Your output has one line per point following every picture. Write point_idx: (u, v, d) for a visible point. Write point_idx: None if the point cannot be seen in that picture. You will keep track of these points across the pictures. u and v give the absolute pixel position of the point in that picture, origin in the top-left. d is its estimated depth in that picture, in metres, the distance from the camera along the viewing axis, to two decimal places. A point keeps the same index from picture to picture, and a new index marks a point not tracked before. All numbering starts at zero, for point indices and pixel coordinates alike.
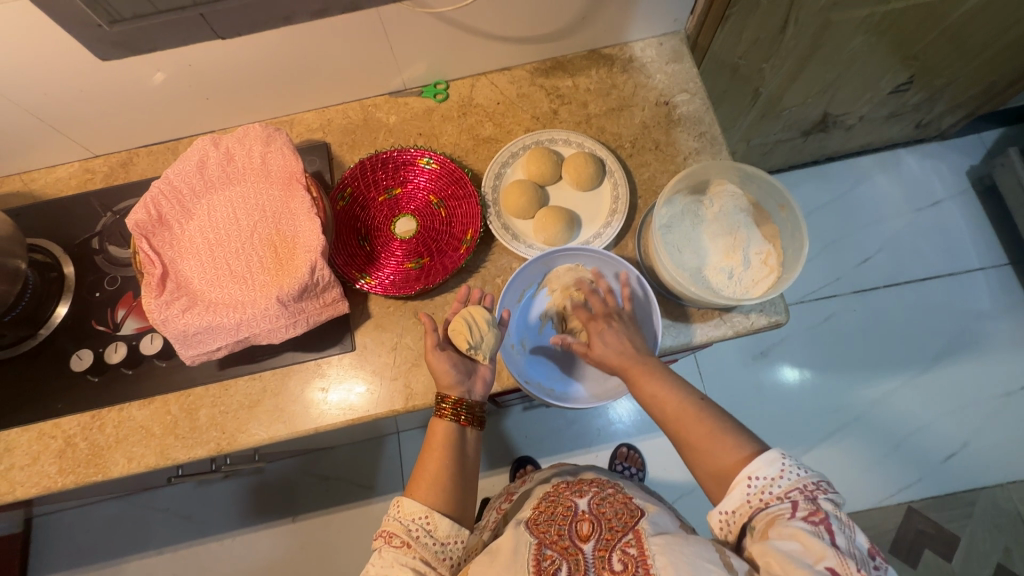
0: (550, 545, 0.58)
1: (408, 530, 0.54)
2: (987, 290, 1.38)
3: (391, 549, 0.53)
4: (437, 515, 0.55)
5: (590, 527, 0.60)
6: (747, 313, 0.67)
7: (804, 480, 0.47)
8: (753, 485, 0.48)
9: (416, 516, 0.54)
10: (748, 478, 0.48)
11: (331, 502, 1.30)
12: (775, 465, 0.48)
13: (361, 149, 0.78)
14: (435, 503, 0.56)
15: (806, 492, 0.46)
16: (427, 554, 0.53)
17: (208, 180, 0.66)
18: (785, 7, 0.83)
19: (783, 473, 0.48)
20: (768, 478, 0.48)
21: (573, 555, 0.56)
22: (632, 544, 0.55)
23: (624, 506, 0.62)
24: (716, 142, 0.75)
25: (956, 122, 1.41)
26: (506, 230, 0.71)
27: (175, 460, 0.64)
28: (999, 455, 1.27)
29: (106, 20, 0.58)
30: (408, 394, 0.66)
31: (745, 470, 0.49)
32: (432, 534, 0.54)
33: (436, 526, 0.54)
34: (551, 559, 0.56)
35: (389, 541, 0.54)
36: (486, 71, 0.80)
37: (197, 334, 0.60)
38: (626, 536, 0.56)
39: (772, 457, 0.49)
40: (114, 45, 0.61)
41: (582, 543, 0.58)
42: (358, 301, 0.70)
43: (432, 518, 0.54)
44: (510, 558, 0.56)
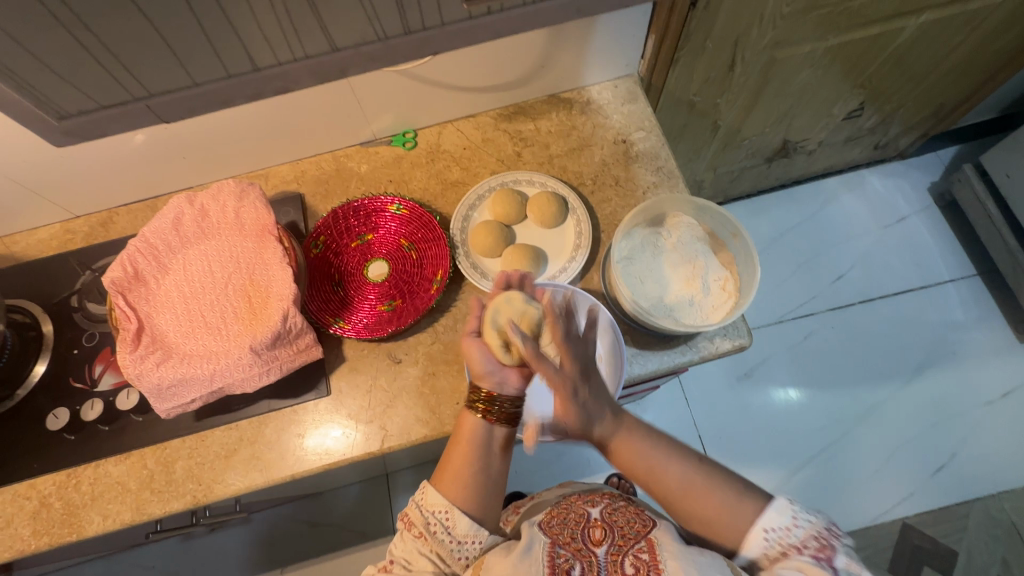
0: (564, 545, 0.61)
1: (428, 522, 0.58)
2: (959, 301, 1.41)
3: (410, 535, 0.58)
4: (458, 513, 0.58)
5: (603, 533, 0.62)
6: (711, 338, 0.68)
7: (816, 527, 0.54)
8: (771, 536, 0.55)
9: (438, 509, 0.58)
10: (765, 530, 0.55)
11: (322, 549, 1.28)
12: (786, 515, 0.55)
13: (334, 199, 0.81)
14: (461, 501, 0.59)
15: (819, 538, 0.53)
16: (417, 518, 0.59)
17: (184, 236, 0.68)
18: (730, 47, 0.88)
19: (796, 521, 0.55)
20: (783, 529, 0.55)
21: (587, 557, 0.59)
22: (645, 551, 0.57)
23: (637, 515, 0.63)
24: (672, 175, 0.79)
25: (912, 142, 1.47)
26: (475, 269, 0.74)
27: (151, 515, 0.64)
28: (987, 465, 1.27)
29: (53, 114, 0.54)
30: (384, 436, 0.67)
31: (762, 524, 0.55)
32: (422, 503, 0.60)
33: (426, 497, 0.60)
34: (564, 557, 0.59)
35: (410, 530, 0.59)
36: (451, 119, 0.84)
37: (171, 387, 0.61)
38: (638, 543, 0.59)
39: (783, 508, 0.56)
40: (64, 135, 0.58)
41: (594, 547, 0.60)
42: (333, 345, 0.71)
43: (452, 517, 0.58)
44: (522, 555, 0.58)
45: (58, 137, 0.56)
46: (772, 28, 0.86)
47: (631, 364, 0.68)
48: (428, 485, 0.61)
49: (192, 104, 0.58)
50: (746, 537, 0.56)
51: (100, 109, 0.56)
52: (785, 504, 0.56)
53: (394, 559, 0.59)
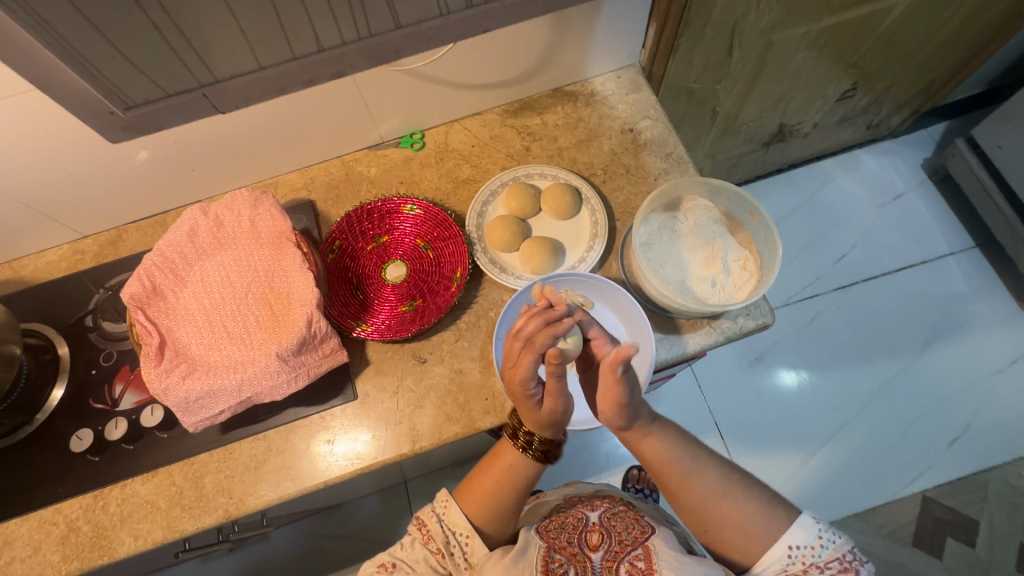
0: (559, 550, 0.60)
1: (448, 542, 0.60)
2: (960, 273, 1.43)
3: (426, 549, 0.59)
4: (478, 536, 0.60)
5: (600, 538, 0.61)
6: (735, 318, 0.69)
7: (840, 549, 0.56)
8: (794, 554, 0.56)
9: (460, 531, 0.60)
10: (789, 547, 0.56)
11: (343, 562, 1.26)
12: (811, 533, 0.56)
13: (346, 203, 0.81)
14: (482, 522, 0.61)
15: (842, 561, 0.55)
16: (433, 527, 0.60)
17: (200, 247, 0.68)
18: (728, 32, 0.90)
19: (822, 541, 0.56)
20: (808, 547, 0.56)
21: (581, 562, 0.58)
22: (641, 558, 0.56)
23: (636, 522, 0.64)
24: (682, 160, 0.80)
25: (904, 120, 1.50)
26: (494, 264, 0.73)
27: (183, 532, 0.63)
28: (1001, 433, 1.29)
29: (117, 105, 0.42)
30: (414, 437, 0.67)
31: (787, 540, 0.56)
32: (443, 517, 0.61)
33: (448, 511, 0.62)
34: (559, 562, 0.58)
35: (427, 543, 0.60)
36: (458, 118, 0.84)
37: (199, 399, 0.60)
38: (635, 550, 0.58)
39: (810, 526, 0.57)
40: (121, 131, 0.44)
41: (590, 551, 0.59)
42: (356, 348, 0.71)
43: (448, 506, 0.62)
44: (519, 556, 0.57)
45: (115, 136, 0.45)
46: (769, 11, 0.87)
47: (658, 348, 0.68)
48: (451, 499, 0.63)
49: (250, 91, 0.44)
50: (768, 553, 0.56)
51: (166, 98, 0.43)
52: (812, 522, 0.57)
53: (395, 561, 0.58)
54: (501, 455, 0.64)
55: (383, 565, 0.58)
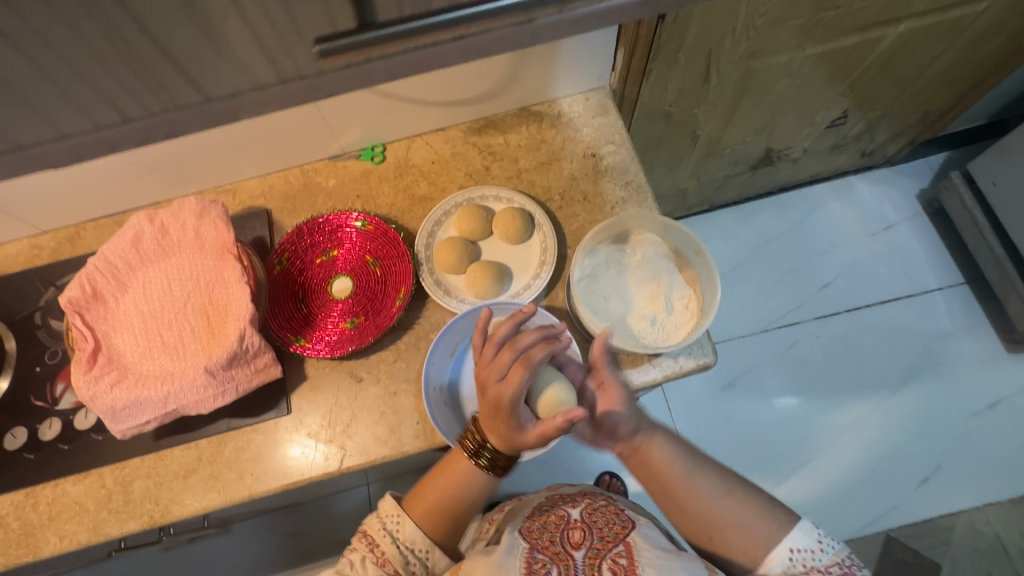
0: (543, 550, 0.60)
1: (407, 561, 0.60)
2: (946, 310, 1.40)
3: (382, 569, 0.58)
4: (436, 551, 0.61)
5: (582, 535, 0.62)
6: (677, 356, 0.67)
7: (839, 554, 0.56)
8: (795, 557, 0.56)
9: (417, 548, 0.61)
10: (791, 550, 0.56)
11: (302, 559, 1.28)
12: (812, 537, 0.56)
13: (301, 214, 0.81)
14: (439, 537, 0.62)
15: (843, 565, 0.55)
16: (387, 547, 0.60)
17: (144, 254, 0.68)
18: (704, 59, 0.88)
19: (822, 545, 0.56)
20: (808, 551, 0.56)
21: (564, 560, 0.58)
22: (623, 555, 0.58)
23: (616, 517, 0.65)
24: (641, 190, 0.78)
25: (901, 148, 1.46)
26: (438, 286, 0.73)
27: (109, 535, 0.64)
28: (973, 476, 1.26)
29: None
30: (343, 457, 0.66)
31: (787, 543, 0.57)
32: (397, 533, 0.61)
33: (402, 527, 0.61)
34: (542, 562, 0.58)
35: (384, 564, 0.59)
36: (420, 132, 0.84)
37: (125, 408, 0.61)
38: (616, 547, 0.59)
39: (810, 530, 0.57)
40: None
41: (573, 550, 0.60)
42: (294, 363, 0.71)
43: (402, 522, 0.62)
44: (500, 560, 0.58)
45: None
46: (746, 39, 0.85)
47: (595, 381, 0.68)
48: (402, 513, 0.63)
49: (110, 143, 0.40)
50: (771, 554, 0.57)
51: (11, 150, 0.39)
52: (812, 527, 0.58)
53: None
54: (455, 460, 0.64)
55: None
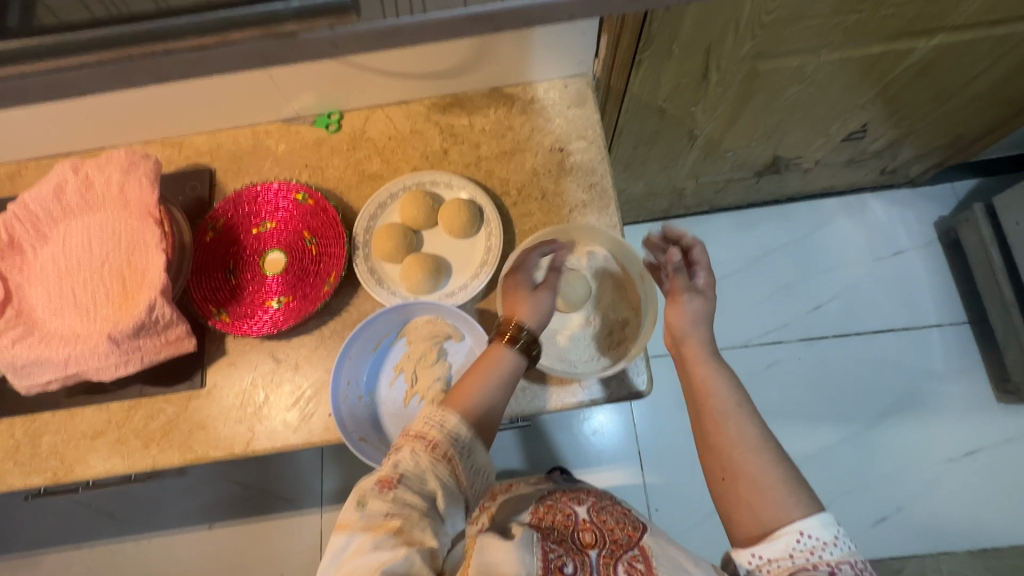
0: (557, 543, 0.58)
1: (451, 448, 0.51)
2: (941, 348, 1.33)
3: (430, 456, 0.50)
4: (479, 442, 0.53)
5: (593, 537, 0.61)
6: (608, 382, 0.63)
7: (853, 556, 0.49)
8: (803, 542, 0.49)
9: (461, 437, 0.52)
10: (801, 533, 0.50)
11: (251, 510, 1.30)
12: (831, 530, 0.49)
13: (245, 177, 0.76)
14: (480, 427, 0.54)
15: (855, 567, 0.48)
16: (434, 438, 0.51)
17: (66, 206, 0.65)
18: (702, 55, 0.79)
19: (836, 541, 0.49)
20: (820, 541, 0.49)
21: (578, 557, 0.57)
22: (639, 559, 0.57)
23: (625, 518, 0.64)
24: (605, 195, 0.72)
25: (925, 170, 1.35)
26: (372, 274, 0.69)
27: (12, 486, 0.64)
28: (934, 522, 1.22)
29: None
30: (251, 438, 0.65)
31: (800, 526, 0.50)
32: (441, 426, 0.52)
33: (447, 420, 0.53)
34: (557, 553, 0.56)
35: (429, 451, 0.51)
36: (381, 104, 0.78)
37: (26, 365, 0.59)
38: (631, 549, 0.58)
39: (830, 522, 0.50)
40: None
41: (585, 548, 0.59)
42: (215, 336, 0.68)
43: (445, 416, 0.53)
44: (524, 544, 0.56)
45: None
46: (751, 38, 0.76)
47: (518, 398, 0.63)
48: (445, 408, 0.54)
49: None
50: (779, 530, 0.50)
51: None
52: (833, 519, 0.50)
53: (400, 475, 0.48)
54: (488, 354, 0.59)
55: (384, 482, 0.48)
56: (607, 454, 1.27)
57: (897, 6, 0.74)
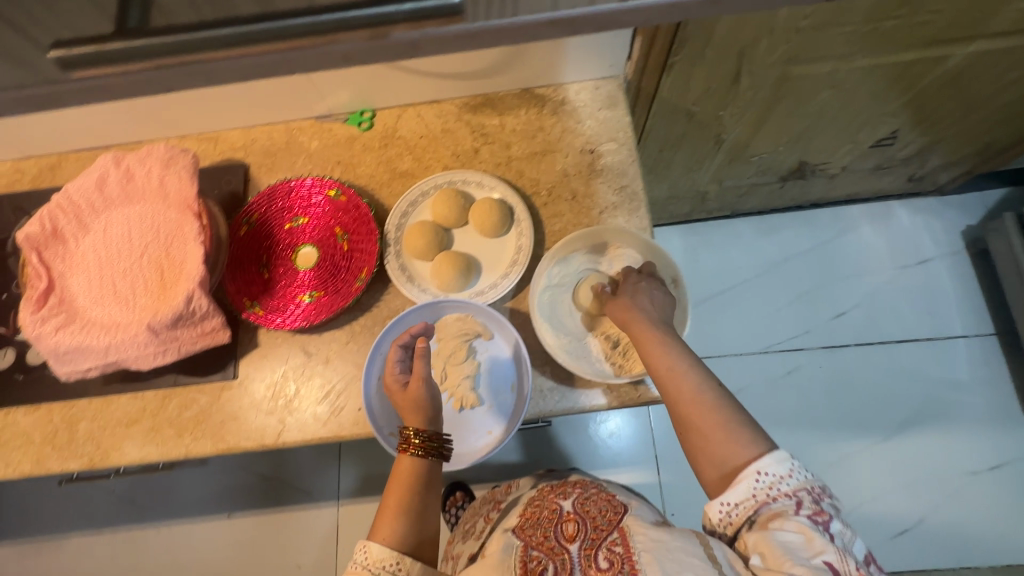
0: (536, 547, 0.62)
1: None
2: (967, 360, 1.30)
3: None
4: (406, 558, 0.55)
5: (575, 528, 0.63)
6: (638, 384, 0.63)
7: (809, 483, 0.51)
8: (762, 480, 0.51)
9: (386, 562, 0.55)
10: (759, 473, 0.51)
11: (268, 501, 1.32)
12: (786, 466, 0.51)
13: (278, 173, 0.78)
14: (405, 545, 0.56)
15: (812, 494, 0.50)
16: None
17: (107, 198, 0.66)
18: (735, 58, 0.79)
19: (792, 474, 0.51)
20: (777, 477, 0.51)
21: (559, 555, 0.60)
22: (617, 543, 0.58)
23: (608, 504, 0.66)
24: (635, 198, 0.72)
25: (954, 178, 1.33)
26: (402, 271, 0.70)
27: (50, 469, 0.66)
28: (955, 535, 1.21)
29: None
30: (282, 430, 0.66)
31: (756, 466, 0.51)
32: (365, 559, 0.55)
33: (369, 552, 0.55)
34: (537, 559, 0.60)
35: None
36: (413, 102, 0.79)
37: (68, 353, 0.61)
38: (610, 535, 0.60)
39: (784, 457, 0.51)
40: None
41: (567, 543, 0.62)
42: (248, 329, 0.69)
43: (367, 548, 0.55)
44: (500, 557, 0.61)
45: None
46: (786, 42, 0.75)
47: (547, 398, 0.64)
48: (368, 540, 0.56)
49: None
50: (739, 474, 0.51)
51: None
52: (786, 455, 0.52)
53: None
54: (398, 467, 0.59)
55: None
56: (623, 456, 1.27)
57: (935, 12, 0.72)
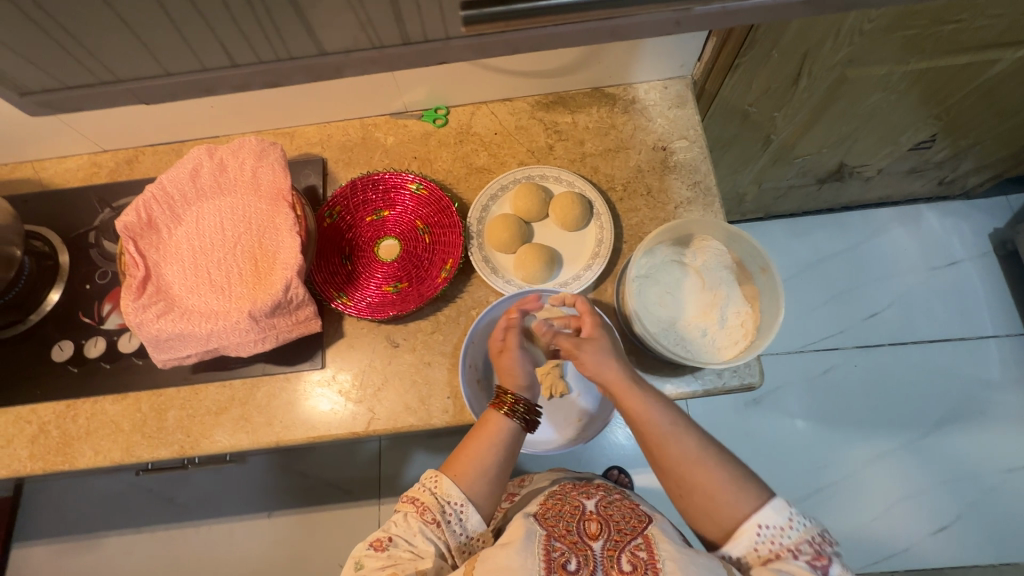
0: (559, 538, 0.57)
1: (443, 511, 0.56)
2: (998, 359, 1.33)
3: (421, 521, 0.55)
4: (471, 508, 0.56)
5: (598, 527, 0.59)
6: (721, 372, 0.66)
7: (810, 531, 0.53)
8: (763, 532, 0.53)
9: (453, 501, 0.56)
10: (759, 525, 0.53)
11: (309, 501, 1.32)
12: (785, 516, 0.53)
13: (356, 168, 0.79)
14: (474, 494, 0.57)
15: (813, 543, 0.52)
16: (425, 499, 0.57)
17: (200, 189, 0.68)
18: (798, 60, 0.81)
19: (792, 523, 0.53)
20: (778, 528, 0.53)
21: (582, 550, 0.56)
22: (643, 549, 0.55)
23: (632, 510, 0.63)
24: (709, 193, 0.74)
25: (982, 182, 1.36)
26: (486, 263, 0.71)
27: (140, 458, 0.66)
28: (993, 531, 1.22)
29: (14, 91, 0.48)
30: (371, 418, 0.67)
31: (756, 518, 0.53)
32: (433, 490, 0.57)
33: (440, 485, 0.57)
34: (560, 550, 0.55)
35: (422, 515, 0.56)
36: (486, 100, 0.80)
37: (169, 339, 0.62)
38: (636, 540, 0.56)
39: (782, 507, 0.53)
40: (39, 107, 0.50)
41: (590, 541, 0.57)
42: (334, 319, 0.71)
43: (439, 480, 0.58)
44: (523, 545, 0.54)
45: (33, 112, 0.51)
46: (848, 45, 0.78)
47: None
48: (440, 474, 0.59)
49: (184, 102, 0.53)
50: (739, 527, 0.53)
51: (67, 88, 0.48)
52: (784, 504, 0.54)
53: (391, 538, 0.54)
54: (486, 425, 0.61)
55: (376, 543, 0.54)
56: None
57: (993, 17, 0.76)
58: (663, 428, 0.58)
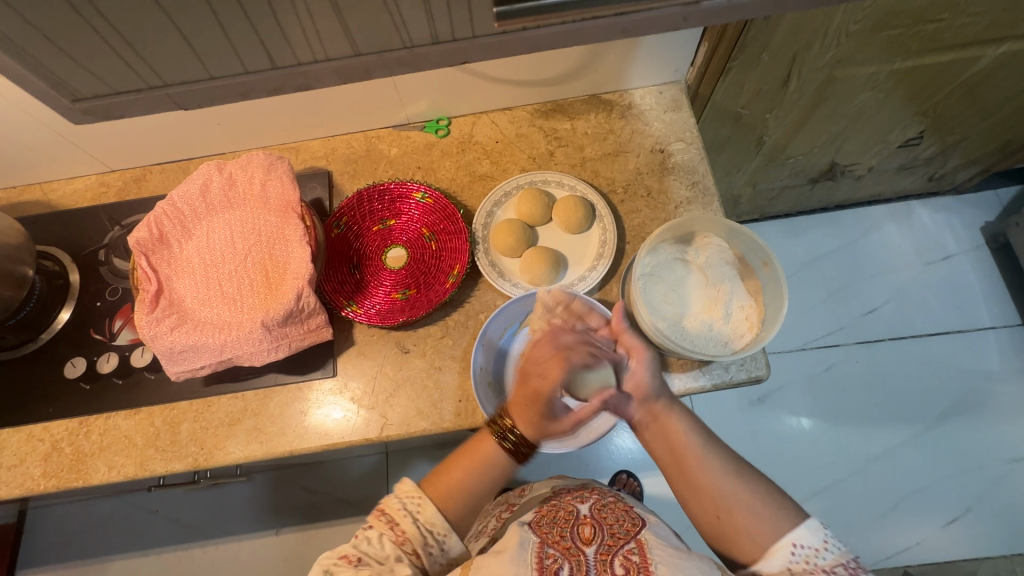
0: (553, 545, 0.59)
1: (424, 542, 0.57)
2: (996, 350, 1.35)
3: (400, 549, 0.55)
4: (454, 537, 0.58)
5: (592, 532, 0.61)
6: (728, 366, 0.67)
7: (845, 556, 0.53)
8: (797, 552, 0.54)
9: (437, 531, 0.58)
10: (793, 544, 0.54)
11: (317, 517, 1.31)
12: (820, 538, 0.54)
13: (360, 179, 0.81)
14: (456, 520, 0.59)
15: (848, 567, 0.52)
16: (406, 527, 0.56)
17: (210, 203, 0.69)
18: (788, 61, 0.84)
19: (827, 545, 0.54)
20: (812, 549, 0.54)
21: (576, 556, 0.58)
22: (635, 553, 0.57)
23: (626, 514, 0.65)
24: (707, 192, 0.76)
25: (972, 177, 1.39)
26: (493, 267, 0.73)
27: (153, 472, 0.66)
28: (1004, 522, 1.23)
29: (67, 97, 0.47)
30: (383, 424, 0.67)
31: (791, 538, 0.54)
32: (416, 516, 0.58)
33: (424, 511, 0.58)
34: (553, 557, 0.57)
35: (402, 543, 0.56)
36: (487, 110, 0.82)
37: (183, 351, 0.62)
38: (628, 544, 0.59)
39: (817, 529, 0.55)
40: (82, 114, 0.49)
41: (584, 546, 0.59)
42: (344, 327, 0.72)
43: (424, 505, 0.58)
44: (516, 553, 0.56)
45: (79, 120, 0.50)
46: (836, 46, 0.80)
47: None
48: (424, 496, 0.59)
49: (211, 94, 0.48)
50: (773, 546, 0.54)
51: (113, 93, 0.48)
52: (819, 526, 0.55)
53: (361, 556, 0.54)
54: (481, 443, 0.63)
55: (346, 558, 0.54)
56: None
57: (974, 15, 0.78)
58: (696, 444, 0.61)
